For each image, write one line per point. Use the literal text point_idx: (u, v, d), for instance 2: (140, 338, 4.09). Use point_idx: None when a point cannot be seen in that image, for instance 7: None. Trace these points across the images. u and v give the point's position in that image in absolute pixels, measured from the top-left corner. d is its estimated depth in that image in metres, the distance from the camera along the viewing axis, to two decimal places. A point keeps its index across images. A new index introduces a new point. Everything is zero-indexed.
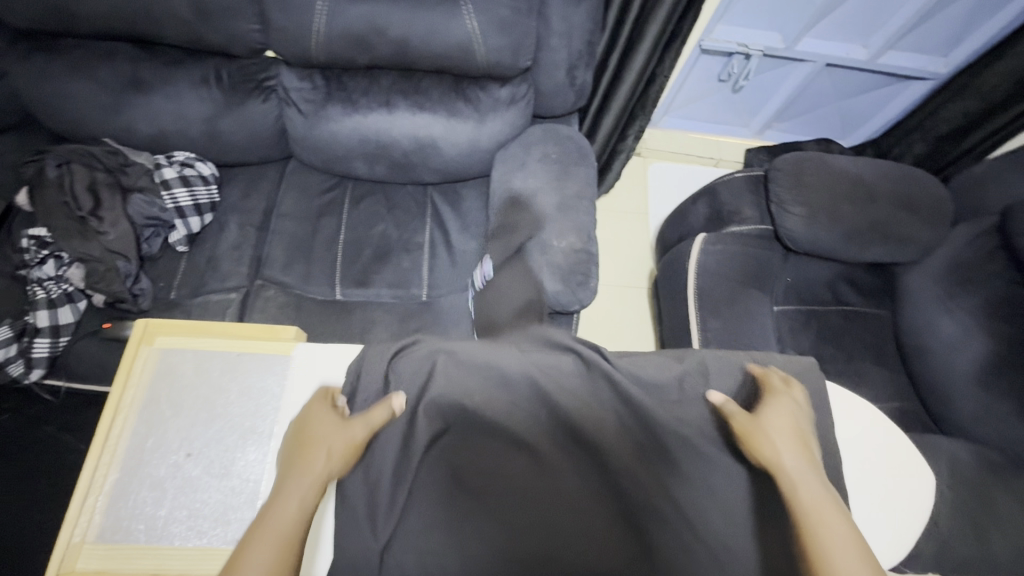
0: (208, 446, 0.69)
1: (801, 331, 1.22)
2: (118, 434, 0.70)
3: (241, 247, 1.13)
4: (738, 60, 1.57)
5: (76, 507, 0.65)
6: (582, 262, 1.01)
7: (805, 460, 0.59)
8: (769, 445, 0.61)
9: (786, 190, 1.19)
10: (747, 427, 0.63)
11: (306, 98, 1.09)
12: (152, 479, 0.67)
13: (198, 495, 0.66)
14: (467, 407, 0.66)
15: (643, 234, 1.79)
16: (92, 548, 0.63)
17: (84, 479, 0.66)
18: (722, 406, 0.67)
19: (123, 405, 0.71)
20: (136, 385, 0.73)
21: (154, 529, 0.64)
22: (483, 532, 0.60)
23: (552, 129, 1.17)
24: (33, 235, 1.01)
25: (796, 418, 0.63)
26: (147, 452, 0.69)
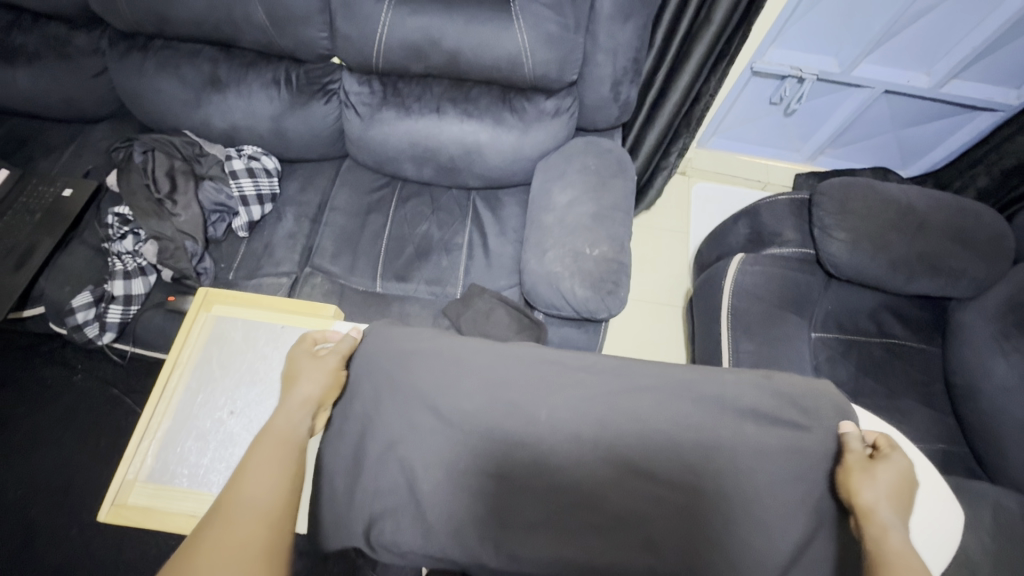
0: (249, 406, 0.77)
1: (840, 361, 1.18)
2: (172, 387, 0.79)
3: (295, 236, 1.21)
4: (791, 83, 1.56)
5: (132, 448, 0.75)
6: (613, 271, 1.03)
7: (899, 517, 0.57)
8: (870, 490, 0.58)
9: (831, 215, 1.17)
10: (863, 470, 0.60)
11: (364, 102, 1.17)
12: (198, 431, 0.76)
13: (235, 450, 0.74)
14: (467, 398, 0.65)
15: (682, 251, 1.79)
16: (143, 485, 0.73)
17: (142, 424, 0.76)
18: (847, 440, 0.63)
19: (179, 361, 0.81)
20: (193, 344, 0.82)
21: (195, 476, 0.73)
22: (482, 520, 0.60)
23: (593, 143, 1.20)
24: (117, 213, 1.13)
25: (909, 489, 0.61)
26: (197, 406, 0.78)
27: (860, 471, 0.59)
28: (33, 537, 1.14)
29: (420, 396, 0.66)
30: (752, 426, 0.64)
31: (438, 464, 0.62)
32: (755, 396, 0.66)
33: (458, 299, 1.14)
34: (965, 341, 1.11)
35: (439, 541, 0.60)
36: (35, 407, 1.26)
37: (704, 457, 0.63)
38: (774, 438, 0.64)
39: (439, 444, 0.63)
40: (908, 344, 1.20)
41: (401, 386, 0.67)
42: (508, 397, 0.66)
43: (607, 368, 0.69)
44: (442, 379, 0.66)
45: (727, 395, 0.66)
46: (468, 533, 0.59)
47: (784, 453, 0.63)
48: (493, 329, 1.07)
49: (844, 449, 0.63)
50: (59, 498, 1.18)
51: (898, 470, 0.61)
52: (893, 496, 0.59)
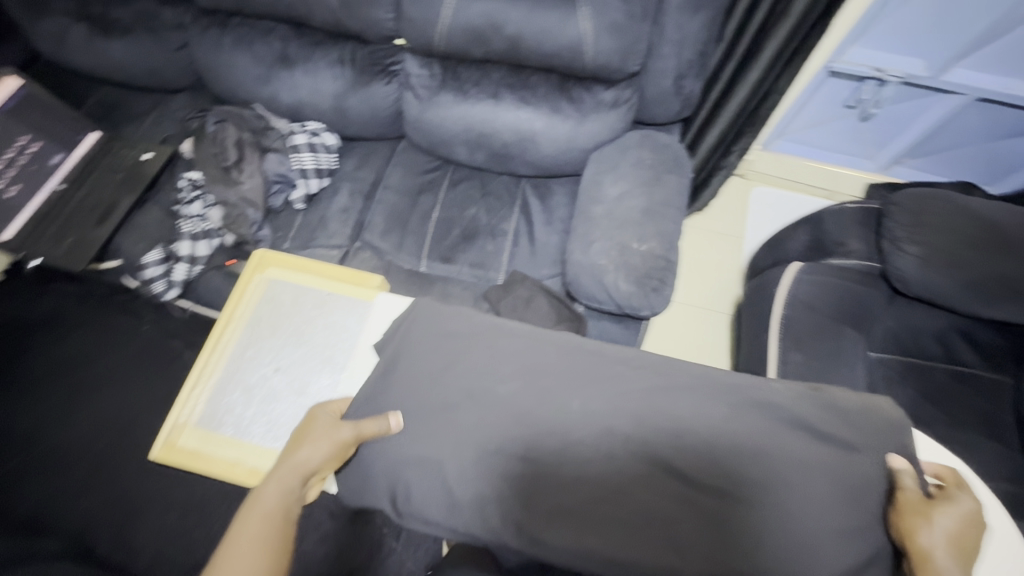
0: (293, 365, 0.81)
1: (898, 383, 1.11)
2: (225, 340, 0.84)
3: (348, 211, 1.25)
4: (870, 85, 1.47)
5: (185, 394, 0.80)
6: (659, 268, 1.01)
7: (958, 567, 0.55)
8: (926, 531, 0.57)
9: (902, 227, 1.10)
10: (916, 508, 0.58)
11: (424, 84, 1.19)
12: (245, 384, 0.80)
13: (277, 407, 0.78)
14: (501, 378, 0.66)
15: (733, 256, 1.72)
16: (192, 429, 0.77)
17: (195, 371, 0.81)
18: (899, 475, 0.61)
19: (233, 318, 0.85)
20: (247, 303, 0.87)
21: (239, 426, 0.77)
22: (506, 501, 0.60)
23: (650, 136, 1.17)
24: (189, 178, 1.21)
25: (969, 534, 0.58)
26: (246, 361, 0.82)
27: (918, 513, 0.58)
28: (100, 470, 1.26)
29: (457, 372, 0.67)
30: (795, 438, 0.62)
31: (468, 439, 0.63)
32: (801, 406, 0.64)
33: (500, 284, 1.15)
34: None
35: (463, 514, 0.60)
36: (108, 352, 1.38)
37: (742, 463, 0.60)
38: (815, 452, 0.61)
39: (471, 419, 0.64)
40: (979, 373, 1.11)
41: (440, 360, 0.68)
42: (543, 380, 0.66)
43: (646, 363, 0.68)
44: (479, 357, 0.67)
45: (769, 403, 0.64)
46: (494, 510, 0.60)
47: (823, 467, 0.60)
48: (532, 316, 1.07)
49: (897, 483, 0.61)
50: (124, 438, 1.29)
51: (958, 511, 0.59)
52: (956, 547, 0.57)
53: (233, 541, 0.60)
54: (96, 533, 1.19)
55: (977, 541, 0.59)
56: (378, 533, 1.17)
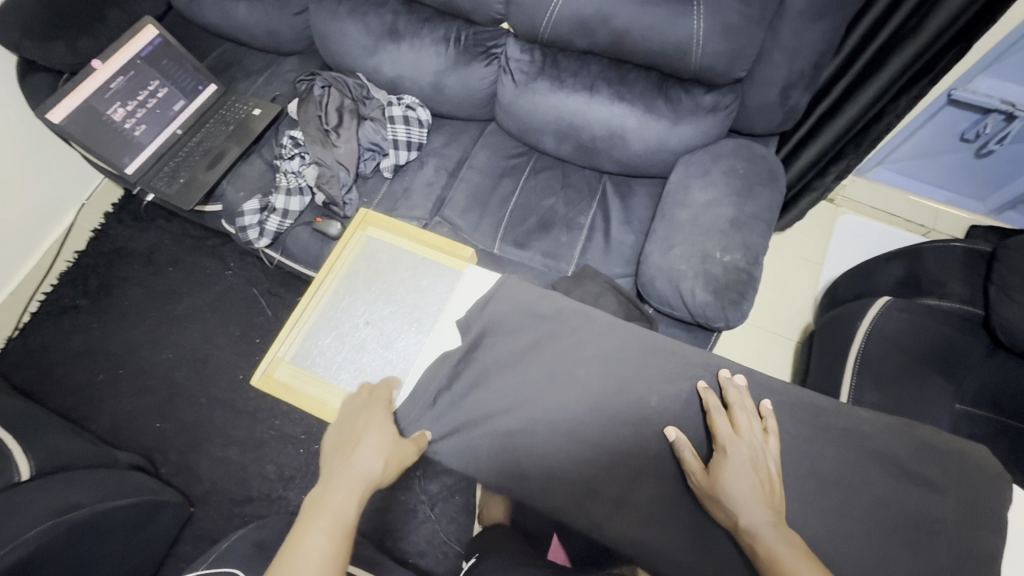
0: (383, 321, 0.87)
1: (984, 442, 1.03)
2: (324, 288, 0.91)
3: (432, 186, 1.29)
4: (995, 119, 1.36)
5: (284, 332, 0.88)
6: (740, 282, 0.97)
7: (770, 513, 0.54)
8: (728, 510, 0.55)
9: (1014, 273, 1.02)
10: (709, 482, 0.56)
11: (522, 70, 1.20)
12: (337, 331, 0.88)
13: (366, 355, 0.85)
14: (584, 361, 0.66)
15: (810, 282, 1.64)
16: (287, 365, 0.86)
17: (297, 312, 0.89)
18: (680, 449, 0.59)
19: (335, 267, 0.92)
20: (347, 255, 0.94)
21: (329, 368, 0.85)
22: (566, 479, 0.61)
23: (745, 146, 1.14)
24: (292, 136, 1.28)
25: (757, 459, 0.57)
26: (340, 310, 0.89)
27: (717, 492, 0.55)
28: (177, 395, 1.37)
29: (538, 349, 0.68)
30: (878, 474, 0.59)
31: (535, 415, 0.64)
32: (887, 441, 0.60)
33: (570, 276, 1.15)
34: None
35: (527, 490, 0.61)
36: (194, 290, 1.48)
37: (822, 490, 0.59)
38: (896, 489, 0.58)
39: (545, 397, 0.65)
40: None
41: (526, 339, 0.69)
42: (624, 371, 0.65)
43: (731, 371, 0.65)
44: (565, 339, 0.68)
45: (857, 431, 0.61)
46: (558, 491, 0.60)
47: (903, 504, 0.57)
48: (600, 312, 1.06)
49: (681, 461, 0.59)
50: (200, 371, 1.39)
51: (746, 457, 0.57)
52: (757, 492, 0.55)
53: (301, 546, 0.56)
54: (168, 451, 1.31)
55: (772, 463, 0.58)
56: (415, 499, 1.20)
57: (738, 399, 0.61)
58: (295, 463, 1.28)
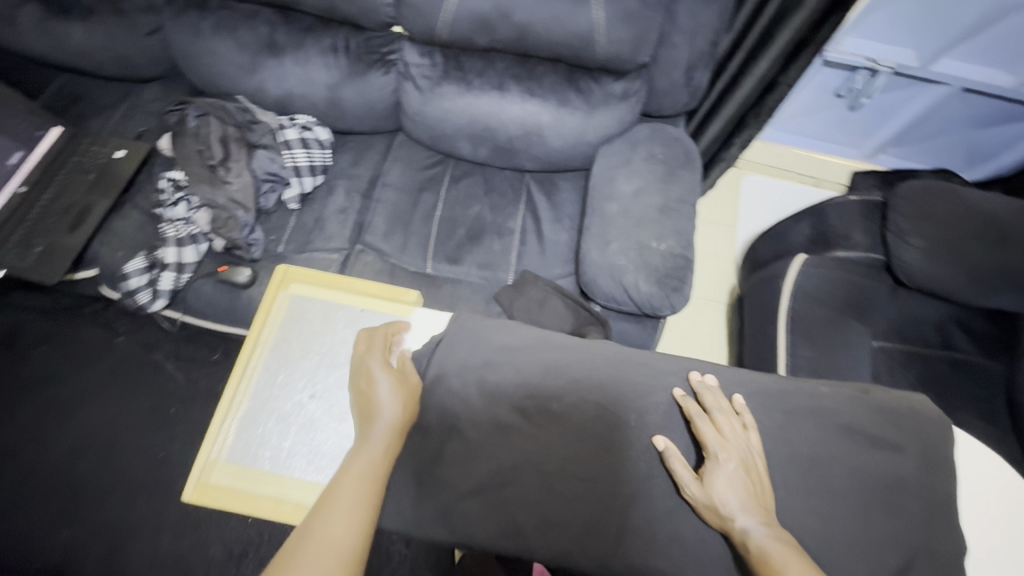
0: (330, 390, 0.78)
1: (901, 373, 1.16)
2: (252, 366, 0.80)
3: (346, 211, 1.18)
4: (863, 75, 1.48)
5: (214, 428, 0.76)
6: (679, 267, 0.99)
7: (760, 513, 0.56)
8: (721, 514, 0.56)
9: (907, 219, 1.13)
10: (701, 490, 0.57)
11: (425, 75, 1.12)
12: (279, 412, 0.77)
13: (319, 433, 0.75)
14: (555, 394, 0.64)
15: (729, 246, 1.73)
16: (224, 465, 0.74)
17: (224, 402, 0.77)
18: (670, 461, 0.59)
19: (260, 339, 0.82)
20: (272, 322, 0.84)
21: (278, 458, 0.74)
22: (564, 520, 0.58)
23: (659, 129, 1.16)
24: (170, 178, 1.12)
25: (746, 459, 0.59)
26: (277, 387, 0.79)
27: (708, 497, 0.57)
28: (78, 492, 1.17)
29: (507, 387, 0.65)
30: (849, 444, 0.62)
31: (520, 457, 0.61)
32: (851, 410, 0.64)
33: (511, 285, 1.12)
34: None
35: (528, 539, 0.58)
36: (77, 371, 1.26)
37: (807, 475, 0.60)
38: (872, 456, 0.61)
39: (525, 437, 0.62)
40: (973, 359, 1.19)
41: (492, 379, 0.65)
42: (596, 393, 0.64)
43: (700, 373, 0.67)
44: (531, 373, 0.65)
45: (824, 410, 0.64)
46: (563, 534, 0.58)
47: (875, 469, 0.61)
48: (547, 318, 1.06)
49: (671, 471, 0.59)
50: (109, 460, 1.19)
51: (735, 461, 0.58)
52: (748, 493, 0.57)
53: (337, 494, 0.55)
54: (82, 560, 1.13)
55: (758, 462, 0.59)
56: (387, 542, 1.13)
57: (718, 400, 0.63)
58: (245, 537, 1.16)
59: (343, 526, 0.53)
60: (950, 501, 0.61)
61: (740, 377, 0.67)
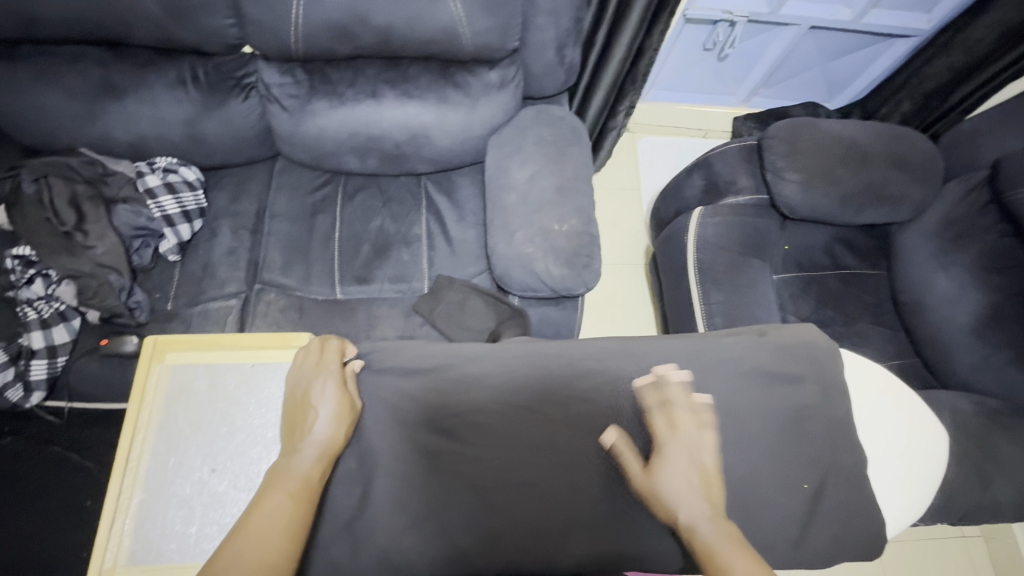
0: (231, 460, 0.72)
1: (801, 297, 1.27)
2: (136, 455, 0.71)
3: (236, 252, 1.10)
4: (723, 27, 1.56)
5: (104, 533, 0.67)
6: (585, 244, 1.01)
7: (706, 504, 0.57)
8: (667, 504, 0.57)
9: (782, 157, 1.21)
10: (648, 484, 0.59)
11: (290, 94, 1.06)
12: (178, 497, 0.70)
13: (227, 509, 0.70)
14: (478, 409, 0.66)
15: (637, 208, 1.79)
16: (126, 570, 0.66)
17: (110, 503, 0.69)
18: (620, 453, 0.61)
19: (140, 424, 0.73)
20: (152, 403, 0.74)
21: (187, 546, 0.68)
22: (507, 530, 0.61)
23: (544, 111, 1.16)
24: (15, 254, 0.97)
25: (693, 454, 0.60)
26: (170, 471, 0.71)
27: (654, 490, 0.58)
28: None
29: (426, 410, 0.66)
30: (756, 388, 0.67)
31: (460, 479, 0.63)
32: (751, 355, 0.69)
33: (428, 293, 1.10)
34: (909, 262, 1.26)
35: (475, 561, 0.60)
36: None
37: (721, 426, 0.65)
38: (777, 394, 0.67)
39: (457, 457, 0.64)
40: (859, 271, 1.32)
41: (414, 409, 0.66)
42: (518, 397, 0.67)
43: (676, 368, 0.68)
44: (449, 392, 0.67)
45: (729, 358, 0.69)
46: (506, 548, 0.60)
47: (778, 407, 0.67)
48: (470, 319, 1.06)
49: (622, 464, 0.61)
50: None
51: (684, 457, 0.59)
52: (695, 485, 0.58)
53: (260, 507, 0.55)
54: None
55: (709, 458, 0.60)
56: None
57: (676, 396, 0.64)
58: None
59: (269, 546, 0.52)
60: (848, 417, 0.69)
61: (647, 349, 0.71)
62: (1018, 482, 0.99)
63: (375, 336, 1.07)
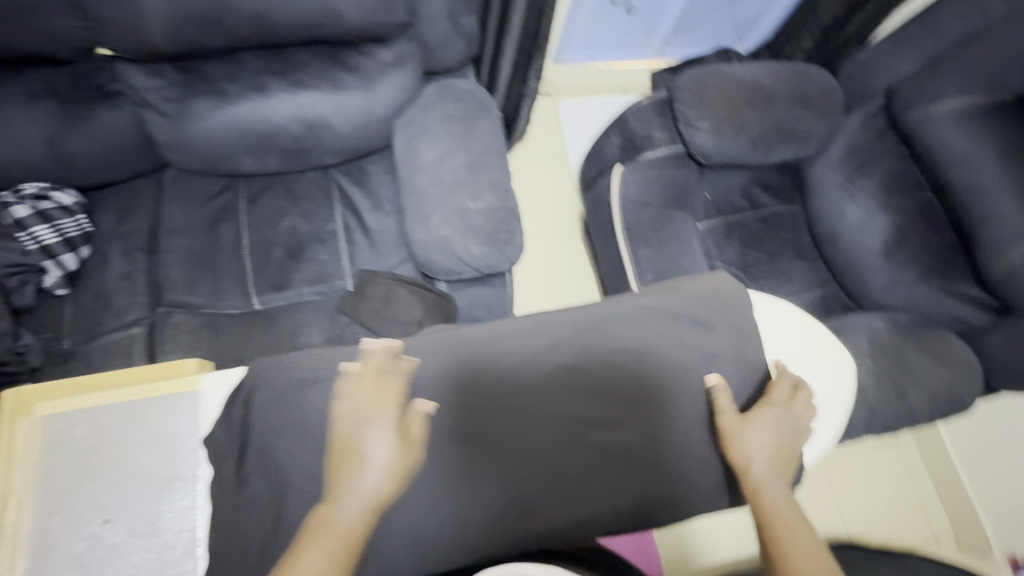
0: (125, 508, 0.68)
1: (724, 242, 1.31)
2: (15, 521, 0.67)
3: (132, 276, 1.02)
4: None
5: None
6: (503, 219, 0.99)
7: (777, 478, 0.66)
8: (745, 452, 0.66)
9: (691, 107, 1.22)
10: (734, 440, 0.67)
11: (166, 97, 0.95)
12: (70, 556, 0.66)
13: (128, 559, 0.66)
14: (471, 400, 0.68)
15: (566, 173, 1.78)
16: None
17: None
18: (717, 396, 0.69)
19: (15, 487, 0.67)
20: (27, 461, 0.69)
21: None
22: (520, 507, 0.66)
23: (447, 85, 1.10)
24: None
25: (780, 433, 0.68)
26: (57, 531, 0.67)
27: (739, 448, 0.66)
28: None
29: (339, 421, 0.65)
30: (671, 340, 0.73)
31: (438, 484, 0.65)
32: (665, 309, 0.75)
33: (352, 291, 1.05)
34: (822, 194, 1.30)
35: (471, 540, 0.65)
36: None
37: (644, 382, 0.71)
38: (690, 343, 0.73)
39: (428, 463, 0.65)
40: (776, 210, 1.36)
41: (355, 409, 0.65)
42: (464, 379, 0.69)
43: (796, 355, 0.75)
44: (381, 392, 0.66)
45: (638, 317, 0.74)
46: (513, 521, 0.66)
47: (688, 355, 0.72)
48: (398, 309, 1.01)
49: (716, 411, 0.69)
50: None
51: (772, 429, 0.68)
52: (772, 457, 0.67)
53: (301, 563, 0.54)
54: None
55: (789, 438, 0.69)
56: None
57: (788, 377, 0.74)
58: None
59: None
60: (752, 356, 0.74)
61: (557, 318, 0.74)
62: (930, 388, 1.06)
63: (302, 342, 1.02)
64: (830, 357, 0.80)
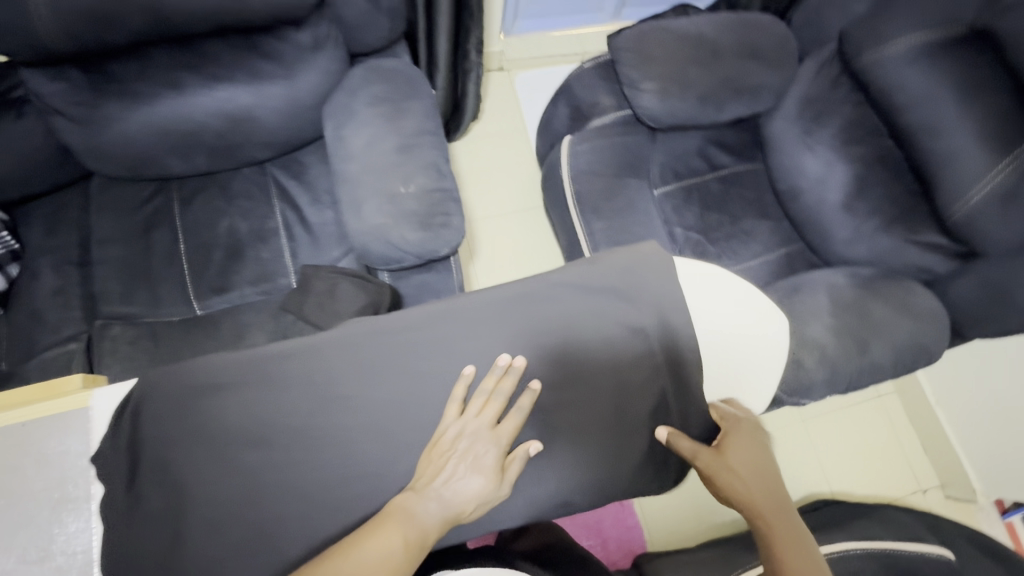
0: (15, 535, 0.67)
1: (682, 207, 1.28)
2: None
3: (65, 291, 1.00)
4: None
5: None
6: (439, 202, 0.96)
7: (768, 495, 0.73)
8: (731, 481, 0.73)
9: (635, 68, 1.16)
10: (715, 467, 0.72)
11: (71, 101, 0.91)
12: None
13: None
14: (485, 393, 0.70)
15: (526, 149, 1.73)
16: None
17: None
18: (677, 443, 0.72)
19: None
20: None
21: None
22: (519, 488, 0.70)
23: (374, 66, 1.05)
24: None
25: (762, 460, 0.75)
26: None
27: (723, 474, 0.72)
28: None
29: (236, 428, 0.65)
30: (584, 317, 0.72)
31: None
32: (584, 282, 0.74)
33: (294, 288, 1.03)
34: (778, 148, 1.25)
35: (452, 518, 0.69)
36: None
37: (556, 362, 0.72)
38: (597, 319, 0.73)
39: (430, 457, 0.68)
40: (736, 169, 1.32)
41: (270, 410, 0.66)
42: (388, 373, 0.69)
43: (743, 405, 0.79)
44: (296, 392, 0.67)
45: (552, 293, 0.73)
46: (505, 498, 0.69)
47: (596, 333, 0.73)
48: (342, 305, 0.96)
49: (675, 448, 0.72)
50: None
51: (754, 456, 0.74)
52: (759, 478, 0.73)
53: (378, 532, 0.61)
54: None
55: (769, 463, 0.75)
56: None
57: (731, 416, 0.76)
58: None
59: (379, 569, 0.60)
60: (668, 326, 0.74)
61: (471, 301, 0.73)
62: (893, 339, 1.04)
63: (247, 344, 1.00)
64: (762, 322, 0.80)
